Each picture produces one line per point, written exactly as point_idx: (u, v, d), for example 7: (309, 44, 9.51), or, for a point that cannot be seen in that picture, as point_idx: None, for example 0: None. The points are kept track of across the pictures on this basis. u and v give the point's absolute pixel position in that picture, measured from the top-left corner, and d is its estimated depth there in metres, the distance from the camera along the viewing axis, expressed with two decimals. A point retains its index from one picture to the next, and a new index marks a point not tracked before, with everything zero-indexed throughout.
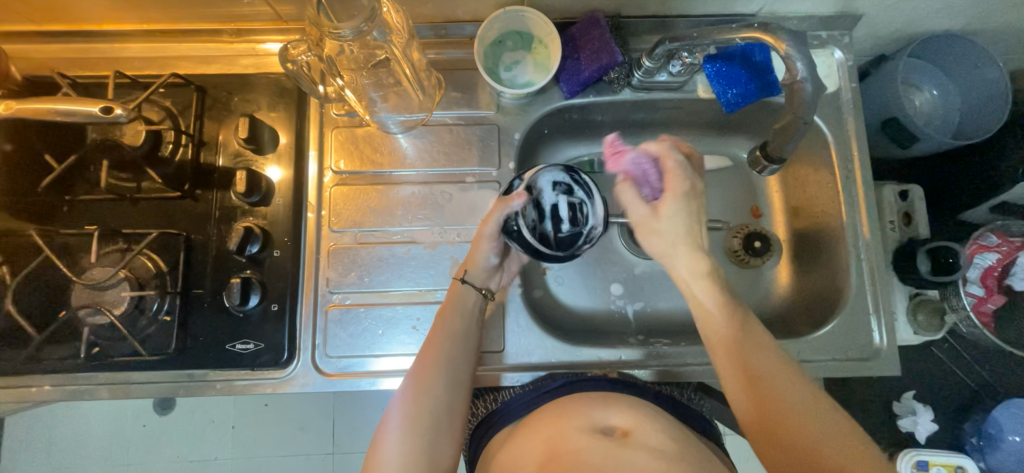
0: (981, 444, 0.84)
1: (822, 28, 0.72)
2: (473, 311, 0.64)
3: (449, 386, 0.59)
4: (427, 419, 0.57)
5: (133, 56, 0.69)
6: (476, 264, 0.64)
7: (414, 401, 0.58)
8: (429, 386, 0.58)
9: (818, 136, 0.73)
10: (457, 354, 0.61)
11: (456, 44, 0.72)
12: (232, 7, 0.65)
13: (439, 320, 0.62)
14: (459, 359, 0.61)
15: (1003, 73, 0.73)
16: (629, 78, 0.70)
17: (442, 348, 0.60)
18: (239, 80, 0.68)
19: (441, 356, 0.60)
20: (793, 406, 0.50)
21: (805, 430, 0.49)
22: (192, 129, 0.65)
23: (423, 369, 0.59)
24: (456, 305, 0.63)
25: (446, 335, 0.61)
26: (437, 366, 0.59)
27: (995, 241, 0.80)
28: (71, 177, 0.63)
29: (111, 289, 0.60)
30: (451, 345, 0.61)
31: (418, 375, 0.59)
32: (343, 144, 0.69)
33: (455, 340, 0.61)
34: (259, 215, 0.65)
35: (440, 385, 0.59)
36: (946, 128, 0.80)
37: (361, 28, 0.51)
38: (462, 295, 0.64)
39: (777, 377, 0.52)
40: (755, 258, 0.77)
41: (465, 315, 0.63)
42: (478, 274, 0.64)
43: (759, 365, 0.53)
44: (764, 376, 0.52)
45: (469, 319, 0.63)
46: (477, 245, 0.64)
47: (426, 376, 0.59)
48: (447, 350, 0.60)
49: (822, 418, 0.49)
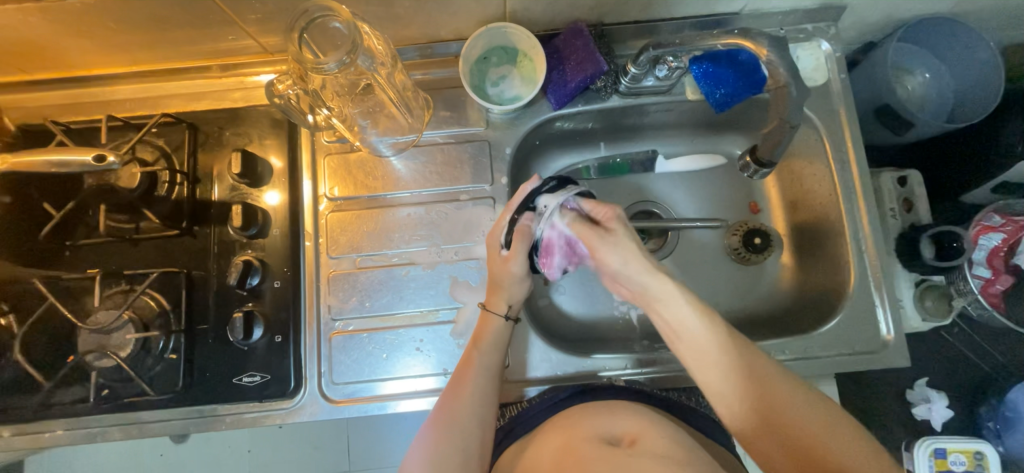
0: (998, 428, 0.82)
1: (807, 21, 0.72)
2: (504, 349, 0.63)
3: (478, 423, 0.59)
4: (456, 456, 0.57)
5: (124, 98, 0.70)
6: (516, 295, 0.64)
7: (443, 439, 0.58)
8: (457, 426, 0.58)
9: (810, 130, 0.73)
10: (483, 389, 0.60)
11: (441, 63, 0.72)
12: (216, 43, 0.65)
13: (471, 356, 0.61)
14: (488, 396, 0.60)
15: (995, 55, 0.72)
16: (617, 85, 0.70)
17: (474, 388, 0.60)
18: (230, 114, 0.68)
19: (471, 395, 0.59)
20: (825, 444, 0.49)
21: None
22: (186, 166, 0.65)
23: (450, 408, 0.59)
24: (489, 344, 0.62)
25: (479, 372, 0.60)
26: (465, 403, 0.59)
27: (999, 220, 0.79)
28: (71, 224, 0.63)
29: (116, 332, 0.61)
30: (483, 384, 0.60)
31: (445, 413, 0.59)
32: (337, 170, 0.70)
33: (482, 375, 0.60)
34: (258, 247, 0.65)
35: (469, 424, 0.59)
36: (941, 111, 0.79)
37: (344, 60, 0.52)
38: (496, 330, 0.63)
39: (800, 415, 0.50)
40: (755, 255, 0.77)
41: (497, 353, 0.62)
42: (518, 305, 0.65)
43: (777, 403, 0.51)
44: (779, 413, 0.51)
45: (500, 355, 0.62)
46: (514, 283, 0.64)
47: (454, 418, 0.59)
48: (477, 388, 0.60)
49: (857, 454, 0.48)
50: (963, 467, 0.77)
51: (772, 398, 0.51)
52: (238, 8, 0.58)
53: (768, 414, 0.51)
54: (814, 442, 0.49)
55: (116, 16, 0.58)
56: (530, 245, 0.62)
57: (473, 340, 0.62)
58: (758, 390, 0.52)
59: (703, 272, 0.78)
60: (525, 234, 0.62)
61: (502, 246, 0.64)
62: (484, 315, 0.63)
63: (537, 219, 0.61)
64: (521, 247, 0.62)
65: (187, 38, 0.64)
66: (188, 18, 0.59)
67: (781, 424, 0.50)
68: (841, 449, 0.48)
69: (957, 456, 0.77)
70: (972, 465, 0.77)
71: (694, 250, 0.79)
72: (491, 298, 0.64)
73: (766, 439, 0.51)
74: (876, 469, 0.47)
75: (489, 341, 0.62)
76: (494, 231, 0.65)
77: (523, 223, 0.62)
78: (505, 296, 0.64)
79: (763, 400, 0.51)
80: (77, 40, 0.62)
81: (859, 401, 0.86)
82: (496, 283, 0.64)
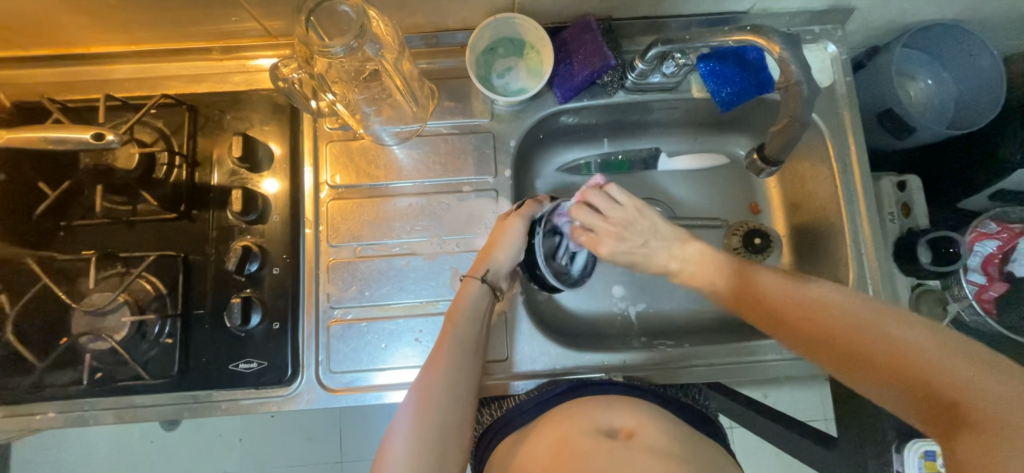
0: None
1: (814, 22, 0.72)
2: (481, 321, 0.63)
3: (455, 402, 0.58)
4: (434, 433, 0.57)
5: (123, 77, 0.69)
6: (498, 259, 0.64)
7: (419, 419, 0.57)
8: (433, 403, 0.58)
9: (814, 131, 0.73)
10: (458, 363, 0.60)
11: (447, 53, 0.71)
12: (220, 25, 0.64)
13: (446, 329, 0.61)
14: (464, 373, 0.60)
15: (998, 62, 0.72)
16: (623, 81, 0.70)
17: (449, 361, 0.59)
18: (231, 97, 0.67)
19: (446, 369, 0.59)
20: (865, 336, 0.46)
21: (893, 353, 0.44)
22: (185, 149, 0.64)
23: (426, 383, 0.58)
24: (463, 317, 0.62)
25: (455, 344, 0.60)
26: (442, 377, 0.58)
27: (995, 227, 0.80)
28: (67, 204, 0.62)
29: (112, 314, 0.60)
30: (457, 359, 0.60)
31: (422, 389, 0.58)
32: (339, 158, 0.69)
33: (457, 348, 0.60)
34: (257, 233, 0.65)
35: (446, 402, 0.58)
36: (942, 117, 0.80)
37: (352, 45, 0.51)
38: (470, 300, 0.63)
39: (813, 297, 0.51)
40: (754, 255, 0.77)
41: (471, 326, 0.62)
42: (497, 272, 0.64)
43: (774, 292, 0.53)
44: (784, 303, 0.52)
45: (475, 330, 0.62)
46: (506, 243, 0.64)
47: (429, 394, 0.58)
48: (452, 364, 0.59)
49: (894, 327, 0.45)
50: None
51: (792, 306, 0.51)
52: None
53: (774, 306, 0.53)
54: (840, 319, 0.48)
55: None
56: (534, 213, 0.66)
57: (448, 313, 0.62)
58: (783, 306, 0.52)
59: None
60: (538, 202, 0.67)
61: (507, 213, 0.68)
62: (465, 281, 0.63)
63: (551, 201, 0.68)
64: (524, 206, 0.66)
65: (190, 18, 0.63)
66: None
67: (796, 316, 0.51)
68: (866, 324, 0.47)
69: None
70: None
71: None
72: (476, 261, 0.65)
73: (791, 332, 0.51)
74: (921, 343, 0.43)
75: (463, 312, 0.62)
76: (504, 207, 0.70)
77: (535, 197, 0.68)
78: (489, 260, 0.64)
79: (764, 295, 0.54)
80: (77, 17, 0.61)
81: None
82: (490, 245, 0.65)
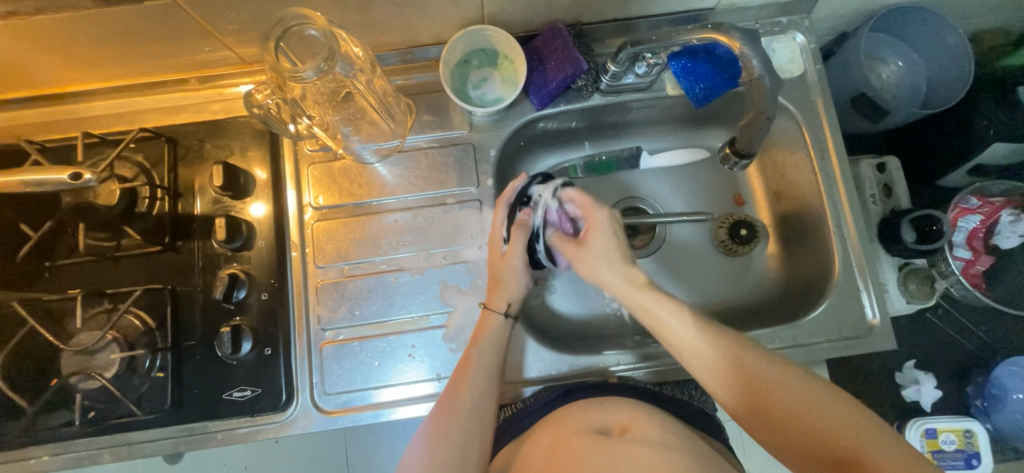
0: (985, 405, 0.84)
1: (781, 14, 0.73)
2: (503, 346, 0.63)
3: (479, 422, 0.59)
4: (454, 454, 0.57)
5: (101, 114, 0.69)
6: (516, 293, 0.65)
7: (442, 435, 0.58)
8: (455, 424, 0.58)
9: (789, 120, 0.74)
10: (481, 387, 0.60)
11: (422, 68, 0.72)
12: (193, 56, 0.65)
13: (470, 353, 0.61)
14: (487, 394, 0.60)
15: (964, 39, 0.74)
16: (597, 84, 0.71)
17: (473, 384, 0.60)
18: (210, 126, 0.68)
19: (468, 393, 0.59)
20: (790, 405, 0.50)
21: (800, 421, 0.49)
22: (166, 181, 0.64)
23: (450, 403, 0.59)
24: (488, 341, 0.62)
25: (478, 369, 0.60)
26: (462, 401, 0.59)
27: (976, 202, 0.81)
28: (50, 244, 0.62)
29: (101, 352, 0.60)
30: (482, 381, 0.60)
31: (445, 409, 0.59)
32: (321, 179, 0.69)
33: (479, 372, 0.60)
34: (244, 259, 0.65)
35: (469, 421, 0.58)
36: (915, 98, 0.81)
37: (322, 68, 0.52)
38: (494, 327, 0.63)
39: (801, 401, 0.50)
40: (741, 246, 0.77)
41: (495, 350, 0.62)
42: (518, 301, 0.65)
43: (766, 386, 0.51)
44: (774, 403, 0.51)
45: (500, 353, 0.62)
46: (513, 276, 0.65)
47: (453, 414, 0.58)
48: (478, 385, 0.60)
49: (822, 404, 0.49)
50: (953, 446, 0.79)
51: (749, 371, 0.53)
52: (212, 20, 0.58)
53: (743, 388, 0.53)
54: (794, 409, 0.50)
55: (88, 31, 0.57)
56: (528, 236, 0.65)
57: (471, 339, 0.62)
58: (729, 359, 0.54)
59: (692, 265, 0.79)
60: (524, 225, 0.65)
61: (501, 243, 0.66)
62: (484, 313, 0.64)
63: (534, 211, 0.66)
64: (521, 236, 0.65)
65: (163, 52, 0.63)
66: (162, 31, 0.59)
67: (782, 417, 0.50)
68: (841, 424, 0.48)
69: (947, 435, 0.79)
70: (962, 442, 0.79)
71: (680, 244, 0.80)
72: (492, 294, 0.64)
73: (765, 429, 0.51)
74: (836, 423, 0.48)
75: (485, 338, 0.62)
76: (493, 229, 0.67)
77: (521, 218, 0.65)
78: (505, 294, 0.64)
79: (752, 386, 0.52)
80: (52, 58, 0.61)
81: (852, 385, 0.87)
82: (496, 279, 0.65)
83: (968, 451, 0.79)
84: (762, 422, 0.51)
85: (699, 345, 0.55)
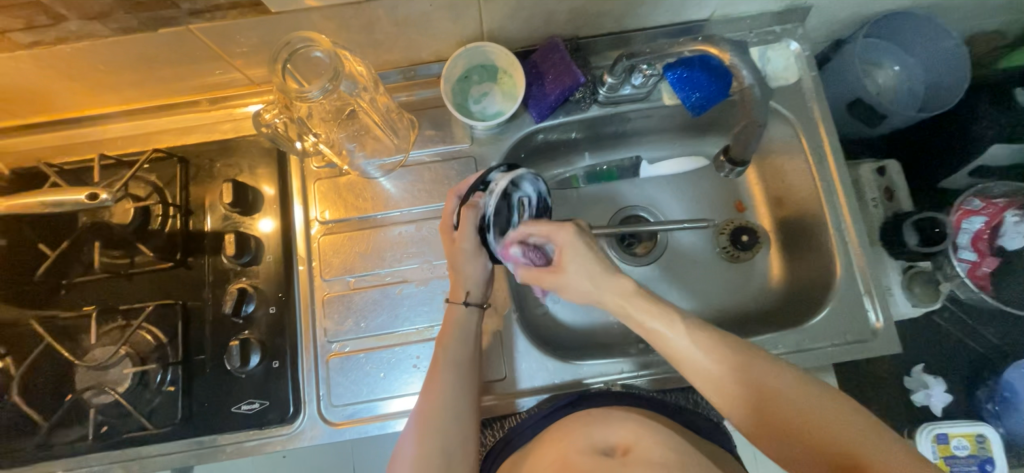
0: (996, 410, 0.82)
1: (775, 23, 0.74)
2: (472, 341, 0.63)
3: (456, 421, 0.59)
4: (436, 461, 0.57)
5: (116, 136, 0.71)
6: (473, 281, 0.65)
7: (420, 443, 0.58)
8: (433, 428, 0.58)
9: (786, 126, 0.75)
10: (457, 389, 0.60)
11: (424, 84, 0.74)
12: (204, 78, 0.67)
13: (437, 355, 0.61)
14: (462, 395, 0.60)
15: (960, 43, 0.74)
16: (595, 96, 0.72)
17: (446, 385, 0.60)
18: (220, 146, 0.70)
19: (443, 394, 0.59)
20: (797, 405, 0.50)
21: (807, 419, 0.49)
22: (178, 199, 0.66)
23: (426, 408, 0.59)
24: (453, 339, 0.62)
25: (449, 367, 0.61)
26: (440, 404, 0.59)
27: (979, 204, 0.81)
28: (66, 262, 0.64)
29: (114, 367, 0.61)
30: (452, 379, 0.60)
31: (422, 414, 0.59)
32: (327, 194, 0.71)
33: (451, 372, 0.60)
34: (252, 274, 0.66)
35: (445, 425, 0.58)
36: (912, 103, 0.81)
37: (327, 87, 0.54)
38: (459, 322, 0.64)
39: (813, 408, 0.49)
40: (744, 252, 0.78)
41: (463, 348, 0.62)
42: (478, 290, 0.65)
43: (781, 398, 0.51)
44: (784, 406, 0.50)
45: (467, 349, 0.63)
46: (466, 262, 0.64)
47: (430, 418, 0.59)
48: (448, 385, 0.60)
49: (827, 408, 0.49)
50: (967, 452, 0.76)
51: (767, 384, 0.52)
52: (223, 43, 0.60)
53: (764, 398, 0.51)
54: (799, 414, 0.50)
55: (106, 58, 0.60)
56: (478, 219, 0.63)
57: (438, 338, 0.63)
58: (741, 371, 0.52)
59: (697, 271, 0.79)
60: (475, 207, 0.63)
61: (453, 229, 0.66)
62: (449, 308, 0.64)
63: (487, 195, 0.63)
64: (471, 220, 0.63)
65: (176, 75, 0.65)
66: (174, 55, 0.61)
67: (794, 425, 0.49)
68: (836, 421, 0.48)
69: (959, 440, 0.77)
70: (974, 447, 0.77)
71: (686, 250, 0.80)
72: (453, 285, 0.65)
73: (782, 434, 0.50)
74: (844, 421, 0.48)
75: (453, 335, 0.63)
76: (447, 217, 0.67)
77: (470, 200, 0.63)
78: (463, 282, 0.65)
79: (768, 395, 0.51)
80: (70, 84, 0.64)
81: (861, 390, 0.86)
82: (453, 268, 0.65)
83: (980, 457, 0.76)
84: (781, 441, 0.50)
85: (712, 369, 0.53)
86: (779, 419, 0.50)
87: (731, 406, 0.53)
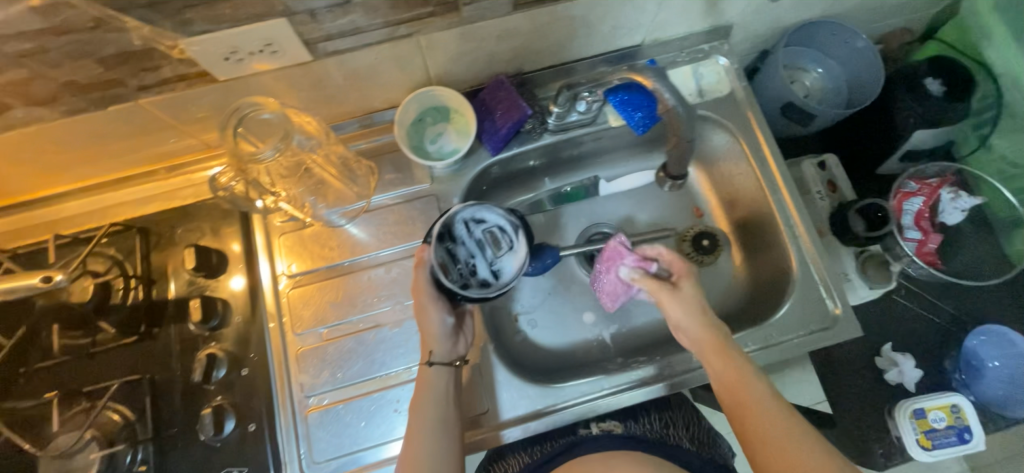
0: (965, 378, 0.86)
1: (703, 42, 0.79)
2: (447, 400, 0.61)
3: None
4: None
5: (71, 214, 0.70)
6: (439, 338, 0.63)
7: None
8: None
9: (727, 134, 0.80)
10: (436, 450, 0.58)
11: (380, 130, 0.76)
12: (159, 148, 0.68)
13: (411, 423, 0.59)
14: (444, 455, 0.58)
15: (869, 42, 0.80)
16: (545, 125, 0.76)
17: (424, 450, 0.57)
18: (181, 212, 0.70)
19: (422, 461, 0.57)
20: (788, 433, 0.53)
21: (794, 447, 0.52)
22: (139, 270, 0.66)
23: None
24: (426, 402, 0.60)
25: (426, 433, 0.58)
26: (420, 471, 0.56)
27: (915, 186, 0.86)
28: (24, 349, 0.62)
29: (79, 454, 0.58)
30: (432, 446, 0.58)
31: None
32: (293, 247, 0.71)
33: (427, 435, 0.58)
34: (221, 337, 0.65)
35: None
36: (839, 101, 0.89)
37: (279, 146, 0.56)
38: (431, 384, 0.61)
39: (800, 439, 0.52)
40: (706, 256, 0.81)
41: (437, 408, 0.60)
42: (444, 348, 0.63)
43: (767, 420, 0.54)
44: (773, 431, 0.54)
45: (444, 410, 0.60)
46: (425, 318, 0.63)
47: None
48: (428, 450, 0.57)
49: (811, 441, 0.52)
50: (944, 423, 0.79)
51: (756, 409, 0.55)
52: (174, 113, 0.61)
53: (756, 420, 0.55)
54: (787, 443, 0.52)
55: (56, 140, 0.60)
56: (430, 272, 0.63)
57: (411, 404, 0.61)
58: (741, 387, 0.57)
59: None
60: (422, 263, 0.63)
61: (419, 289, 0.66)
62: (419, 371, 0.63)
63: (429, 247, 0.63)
64: (422, 276, 0.63)
65: (130, 148, 0.66)
66: (125, 130, 0.62)
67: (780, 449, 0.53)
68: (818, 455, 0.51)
69: (936, 414, 0.79)
70: (951, 418, 0.80)
71: None
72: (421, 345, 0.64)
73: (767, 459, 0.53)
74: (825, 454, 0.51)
75: (425, 398, 0.61)
76: None
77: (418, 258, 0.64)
78: (428, 342, 0.63)
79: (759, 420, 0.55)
80: (21, 168, 0.64)
81: (837, 376, 0.88)
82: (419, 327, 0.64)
83: (958, 427, 0.79)
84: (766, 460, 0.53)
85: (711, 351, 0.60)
86: (741, 368, 0.58)
87: (722, 383, 0.59)
